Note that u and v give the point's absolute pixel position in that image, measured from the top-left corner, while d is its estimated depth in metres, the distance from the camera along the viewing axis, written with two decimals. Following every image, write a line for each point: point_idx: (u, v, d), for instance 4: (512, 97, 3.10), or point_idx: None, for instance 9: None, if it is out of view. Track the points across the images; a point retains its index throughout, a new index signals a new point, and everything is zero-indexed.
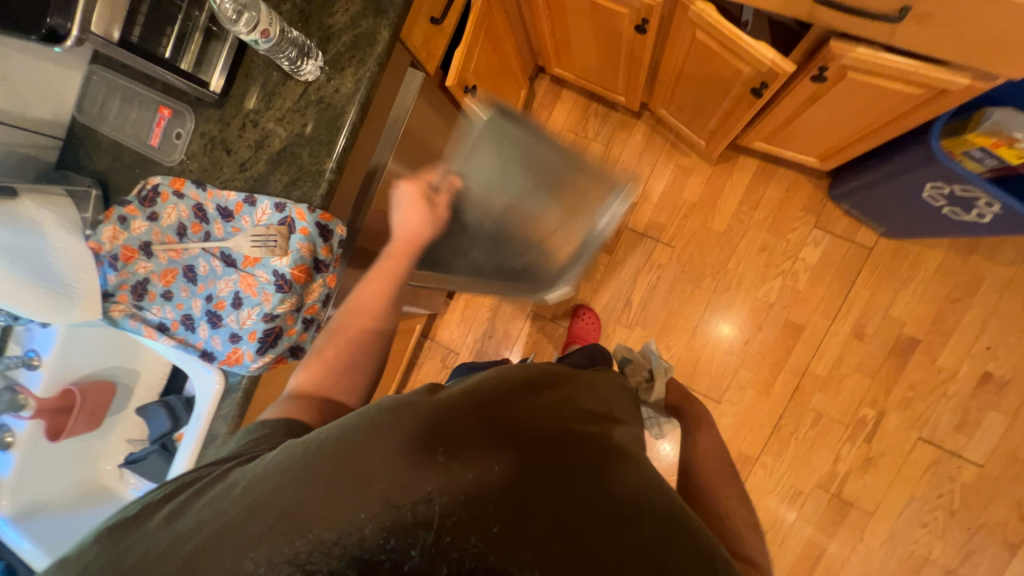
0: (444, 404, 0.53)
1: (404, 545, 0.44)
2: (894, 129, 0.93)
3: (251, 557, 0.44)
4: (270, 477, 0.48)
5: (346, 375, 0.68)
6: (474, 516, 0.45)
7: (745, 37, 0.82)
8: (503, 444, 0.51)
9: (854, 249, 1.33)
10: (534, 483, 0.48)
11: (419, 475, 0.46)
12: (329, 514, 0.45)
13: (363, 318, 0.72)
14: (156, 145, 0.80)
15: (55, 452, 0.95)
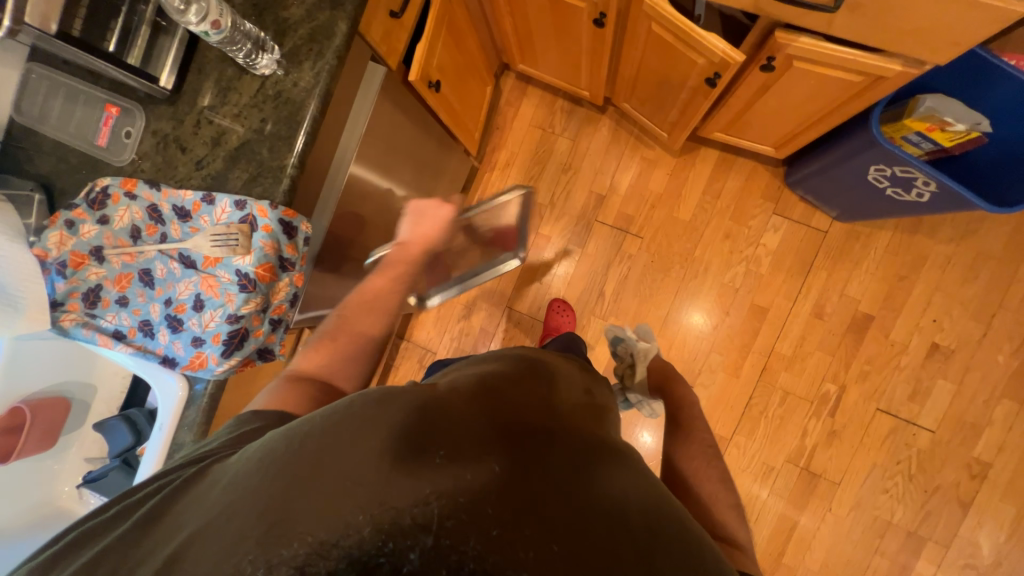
0: (437, 398, 0.52)
1: (403, 549, 0.41)
2: (839, 116, 0.98)
3: (250, 559, 0.42)
4: (267, 479, 0.47)
5: (346, 362, 0.71)
6: (473, 517, 0.43)
7: (697, 27, 0.85)
8: (498, 440, 0.49)
9: (811, 233, 1.40)
10: (531, 477, 0.47)
11: (414, 474, 0.45)
12: (326, 514, 0.43)
13: (370, 314, 0.74)
14: (104, 145, 0.77)
15: (6, 475, 0.89)
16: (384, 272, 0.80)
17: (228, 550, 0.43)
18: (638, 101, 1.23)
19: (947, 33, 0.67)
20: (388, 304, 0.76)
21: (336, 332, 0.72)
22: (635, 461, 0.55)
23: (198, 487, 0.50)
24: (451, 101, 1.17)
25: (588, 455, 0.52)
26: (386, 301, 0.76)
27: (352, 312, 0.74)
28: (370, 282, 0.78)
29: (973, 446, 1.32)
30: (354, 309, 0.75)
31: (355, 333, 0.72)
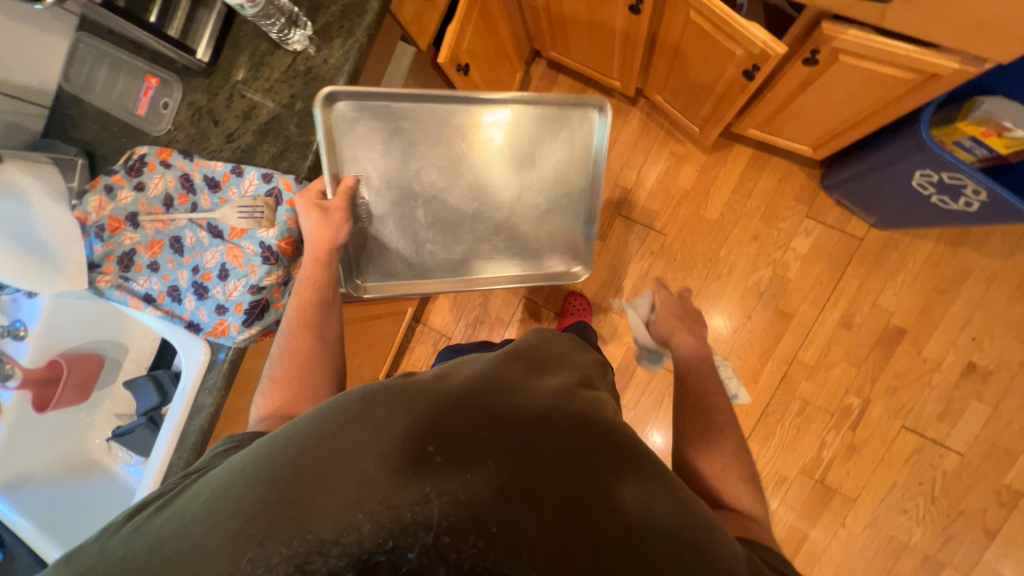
0: (421, 392, 0.51)
1: (403, 548, 0.42)
2: (885, 116, 0.93)
3: (249, 557, 0.43)
4: (259, 481, 0.46)
5: (302, 390, 0.68)
6: (473, 517, 0.43)
7: (738, 16, 0.81)
8: (495, 432, 0.48)
9: (845, 239, 1.34)
10: (533, 475, 0.46)
11: (413, 474, 0.45)
12: (325, 511, 0.44)
13: (310, 337, 0.71)
14: (142, 115, 0.79)
15: (42, 425, 0.95)
16: (310, 273, 0.74)
17: (225, 549, 0.44)
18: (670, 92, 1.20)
19: (1013, 29, 0.63)
20: (325, 318, 0.73)
21: (281, 374, 0.69)
22: (647, 453, 0.52)
23: (187, 494, 0.50)
24: (479, 86, 1.16)
25: (594, 448, 0.49)
26: (315, 315, 0.72)
27: (289, 345, 0.70)
28: (296, 299, 0.73)
29: (1005, 473, 1.25)
30: (290, 340, 0.71)
31: (298, 362, 0.69)
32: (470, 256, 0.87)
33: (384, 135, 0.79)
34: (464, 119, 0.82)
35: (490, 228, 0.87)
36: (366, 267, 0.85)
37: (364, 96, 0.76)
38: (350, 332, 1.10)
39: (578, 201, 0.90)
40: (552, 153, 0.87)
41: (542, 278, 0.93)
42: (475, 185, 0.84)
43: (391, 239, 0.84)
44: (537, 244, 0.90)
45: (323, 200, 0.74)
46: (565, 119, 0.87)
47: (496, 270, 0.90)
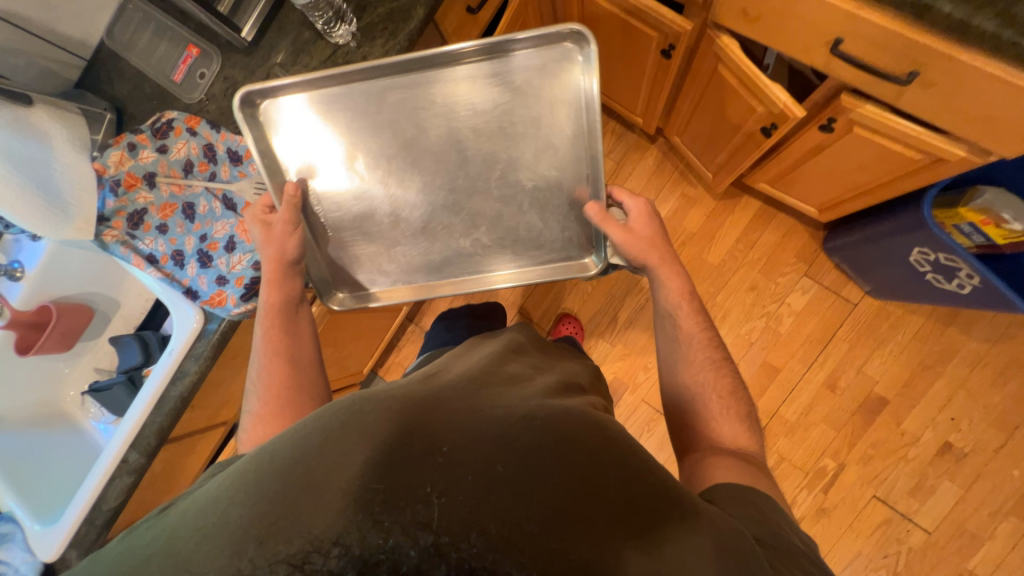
0: (368, 404, 0.49)
1: (405, 546, 0.40)
2: (892, 190, 0.96)
3: (249, 558, 0.40)
4: (257, 483, 0.45)
5: (284, 408, 0.67)
6: (472, 514, 0.42)
7: (764, 76, 0.85)
8: (486, 433, 0.48)
9: (840, 302, 1.36)
10: (534, 479, 0.45)
11: (412, 470, 0.44)
12: (323, 505, 0.42)
13: (281, 363, 0.70)
14: (178, 81, 0.81)
15: (19, 368, 0.94)
16: (269, 294, 0.72)
17: (224, 554, 0.41)
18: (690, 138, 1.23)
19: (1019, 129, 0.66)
20: (294, 340, 0.72)
21: (263, 408, 0.67)
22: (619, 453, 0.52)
23: (183, 508, 0.49)
24: None
25: (576, 446, 0.49)
26: (284, 341, 0.71)
27: (264, 375, 0.69)
28: (262, 325, 0.72)
29: (968, 558, 1.26)
30: (266, 370, 0.69)
31: (276, 392, 0.67)
32: (456, 249, 0.79)
33: (333, 128, 0.74)
34: (433, 85, 0.73)
35: (476, 214, 0.77)
36: (341, 280, 0.81)
37: (302, 91, 0.73)
38: (343, 322, 1.11)
39: (577, 170, 0.75)
40: (534, 114, 0.72)
41: (558, 271, 0.81)
42: (451, 167, 0.75)
43: (355, 242, 0.79)
44: (533, 231, 0.78)
45: (270, 214, 0.75)
46: (540, 66, 0.71)
47: (490, 264, 0.80)
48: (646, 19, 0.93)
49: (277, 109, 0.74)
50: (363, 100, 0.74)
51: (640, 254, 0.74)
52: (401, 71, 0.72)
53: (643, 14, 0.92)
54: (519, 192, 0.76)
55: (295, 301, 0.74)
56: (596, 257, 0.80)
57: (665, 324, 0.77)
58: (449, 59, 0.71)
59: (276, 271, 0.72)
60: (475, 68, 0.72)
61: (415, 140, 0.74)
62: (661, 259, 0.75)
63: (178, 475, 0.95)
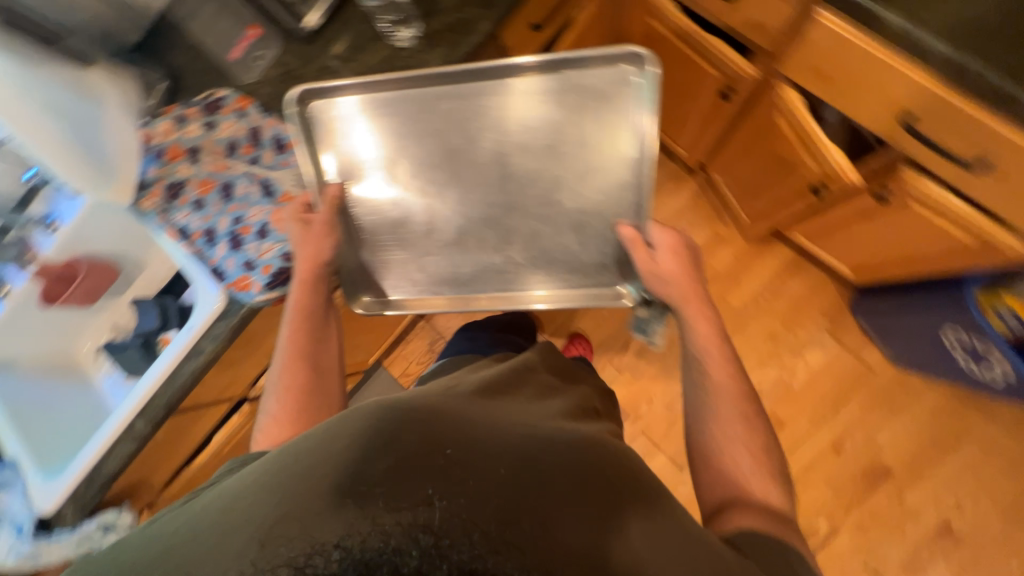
0: (391, 402, 0.48)
1: (406, 548, 0.37)
2: (933, 269, 0.94)
3: (249, 561, 0.38)
4: (259, 488, 0.45)
5: (304, 411, 0.68)
6: (476, 518, 0.39)
7: (823, 134, 0.84)
8: (504, 442, 0.49)
9: (858, 365, 1.33)
10: (537, 490, 0.44)
11: (415, 468, 0.42)
12: (319, 504, 0.40)
13: (304, 368, 0.71)
14: (235, 60, 0.81)
15: (38, 318, 0.95)
16: (299, 297, 0.72)
17: (225, 557, 0.39)
18: (731, 180, 1.20)
19: None
20: (318, 345, 0.73)
21: (280, 412, 0.68)
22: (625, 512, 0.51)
23: (194, 507, 0.48)
24: None
25: (587, 481, 0.48)
26: (309, 346, 0.72)
27: (284, 378, 0.70)
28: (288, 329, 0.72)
29: None
30: (286, 375, 0.70)
31: (294, 399, 0.69)
32: (488, 263, 0.77)
33: (378, 131, 0.75)
34: (494, 96, 0.72)
35: (512, 230, 0.75)
36: (365, 285, 0.80)
37: (358, 92, 0.73)
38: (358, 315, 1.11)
39: (622, 196, 0.73)
40: (588, 139, 0.71)
41: (589, 300, 0.78)
42: (495, 180, 0.74)
43: (388, 247, 0.78)
44: (569, 254, 0.76)
45: (308, 213, 0.74)
46: (602, 91, 0.70)
47: (518, 283, 0.77)
48: (710, 58, 0.91)
49: (328, 107, 0.74)
50: (416, 106, 0.74)
51: (664, 290, 0.71)
52: (461, 79, 0.72)
53: (708, 53, 0.90)
54: (559, 213, 0.74)
55: (323, 304, 0.74)
56: (632, 289, 0.77)
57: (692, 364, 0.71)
58: (513, 73, 0.71)
59: (309, 273, 0.73)
60: (560, 77, 0.71)
61: (461, 150, 0.74)
62: (687, 300, 0.71)
63: (178, 444, 0.96)
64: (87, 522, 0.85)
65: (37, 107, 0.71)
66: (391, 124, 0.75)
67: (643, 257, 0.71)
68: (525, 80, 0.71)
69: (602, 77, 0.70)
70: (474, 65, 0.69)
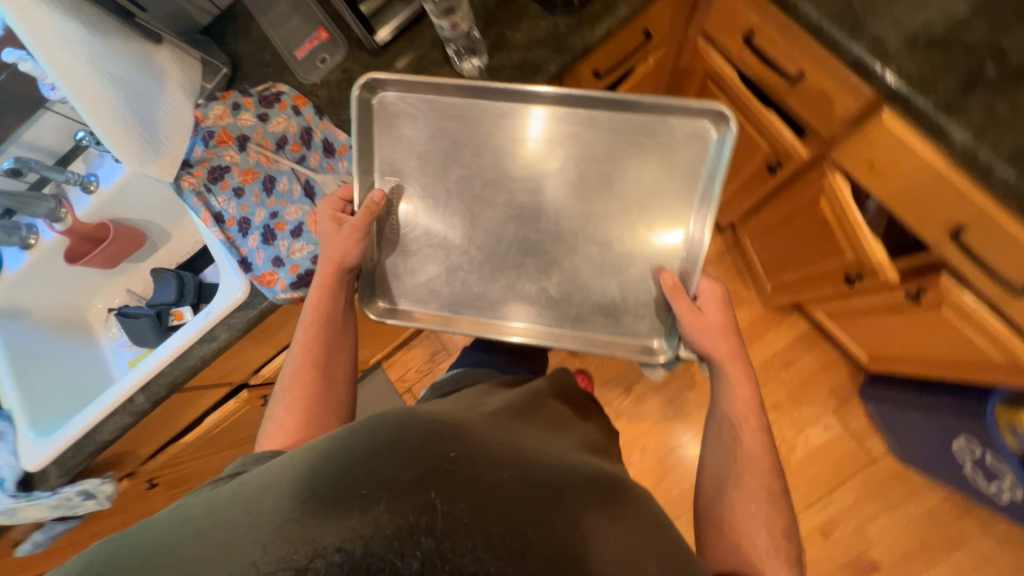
0: (400, 415, 0.49)
1: (409, 551, 0.39)
2: (955, 375, 0.92)
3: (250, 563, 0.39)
4: (258, 488, 0.45)
5: (315, 414, 0.70)
6: (477, 523, 0.41)
7: (867, 228, 0.83)
8: (506, 456, 0.50)
9: (859, 451, 1.31)
10: (537, 503, 0.46)
11: (420, 470, 0.43)
12: (320, 508, 0.41)
13: (316, 374, 0.72)
14: (299, 58, 0.82)
15: (59, 271, 0.96)
16: (314, 302, 0.73)
17: (225, 556, 0.40)
18: (761, 248, 1.20)
19: None
20: (334, 349, 0.74)
21: (286, 419, 0.70)
22: None
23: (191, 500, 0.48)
24: None
25: (596, 510, 0.50)
26: (323, 355, 0.73)
27: (295, 384, 0.71)
28: (302, 334, 0.73)
29: None
30: (295, 385, 0.71)
31: (303, 407, 0.70)
32: (504, 291, 0.74)
33: (433, 136, 0.74)
34: (562, 125, 0.73)
35: (553, 264, 0.73)
36: (384, 290, 0.76)
37: (427, 93, 0.74)
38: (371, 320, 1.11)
39: (673, 248, 0.72)
40: (648, 181, 0.72)
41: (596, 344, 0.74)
42: (521, 207, 0.73)
43: (416, 257, 0.75)
44: (607, 300, 0.73)
45: (344, 212, 0.75)
46: (672, 141, 0.71)
47: (548, 319, 0.74)
48: (763, 130, 0.91)
49: (394, 101, 0.75)
50: (481, 120, 0.74)
51: (709, 351, 0.70)
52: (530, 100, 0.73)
53: (761, 124, 0.90)
54: (605, 256, 0.72)
55: (341, 309, 0.75)
56: (666, 343, 0.73)
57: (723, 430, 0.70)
58: (590, 104, 0.72)
59: (330, 277, 0.73)
60: (636, 120, 0.72)
61: (515, 167, 0.73)
62: (724, 363, 0.70)
63: (171, 420, 0.96)
64: (67, 486, 0.84)
65: (102, 76, 0.70)
66: (450, 131, 0.74)
67: (691, 316, 0.68)
68: (596, 110, 0.72)
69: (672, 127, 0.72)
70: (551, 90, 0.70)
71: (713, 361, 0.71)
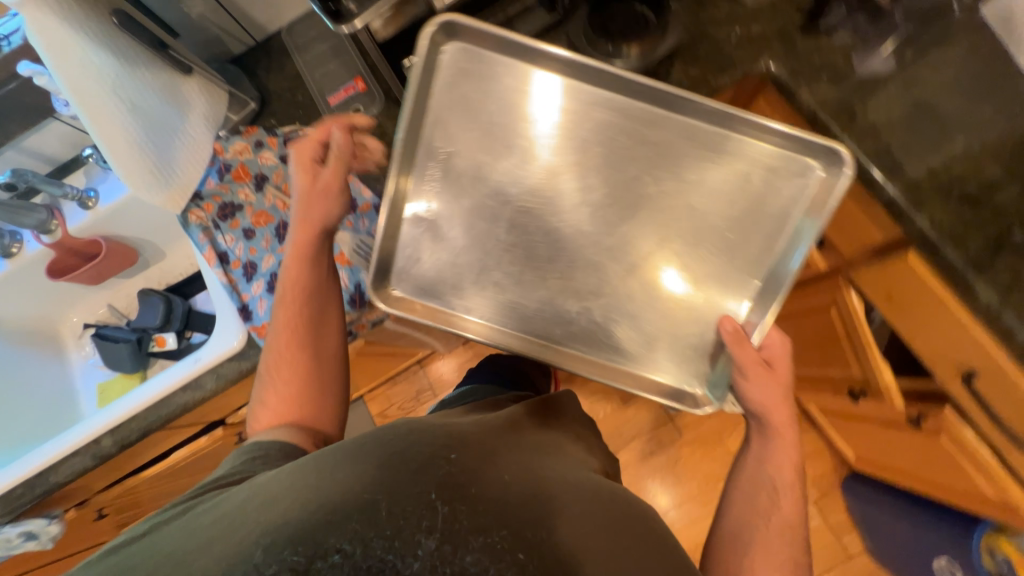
0: (392, 433, 0.51)
1: (409, 554, 0.40)
2: (945, 497, 0.92)
3: (256, 563, 0.40)
4: (263, 493, 0.47)
5: (309, 395, 0.65)
6: (477, 523, 0.42)
7: (877, 351, 0.83)
8: (513, 466, 0.51)
9: (834, 546, 1.24)
10: (538, 507, 0.46)
11: (424, 473, 0.46)
12: (322, 514, 0.42)
13: (305, 351, 0.65)
14: (331, 104, 0.80)
15: (39, 285, 0.90)
16: (291, 274, 0.66)
17: (229, 556, 0.42)
18: None
19: None
20: (319, 321, 0.67)
21: (275, 399, 0.64)
22: None
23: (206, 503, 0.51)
24: None
25: (612, 522, 0.49)
26: (310, 331, 0.66)
27: (282, 363, 0.65)
28: (277, 309, 0.66)
29: None
30: (281, 364, 0.65)
31: (295, 383, 0.64)
32: (528, 303, 0.69)
33: (495, 108, 0.66)
34: (630, 129, 0.66)
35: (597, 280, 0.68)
36: (419, 274, 0.69)
37: (502, 58, 0.65)
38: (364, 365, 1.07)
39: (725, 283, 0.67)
40: (727, 210, 0.66)
41: (589, 369, 0.69)
42: (550, 267, 0.68)
43: (455, 241, 0.68)
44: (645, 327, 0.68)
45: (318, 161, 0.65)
46: (744, 164, 0.65)
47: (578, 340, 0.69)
48: None
49: (460, 58, 0.64)
50: (541, 100, 0.66)
51: (764, 412, 0.63)
52: (611, 85, 0.64)
53: None
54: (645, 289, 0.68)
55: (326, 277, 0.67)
56: (711, 389, 0.68)
57: (756, 490, 0.61)
58: (662, 109, 0.65)
59: (304, 244, 0.65)
60: (709, 135, 0.65)
61: (579, 158, 0.66)
62: (777, 433, 0.63)
63: (139, 455, 0.89)
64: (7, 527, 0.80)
65: (124, 107, 0.66)
66: (516, 109, 0.66)
67: (754, 373, 0.63)
68: (672, 108, 0.64)
69: (751, 150, 0.65)
70: (625, 73, 0.61)
71: (764, 426, 0.64)
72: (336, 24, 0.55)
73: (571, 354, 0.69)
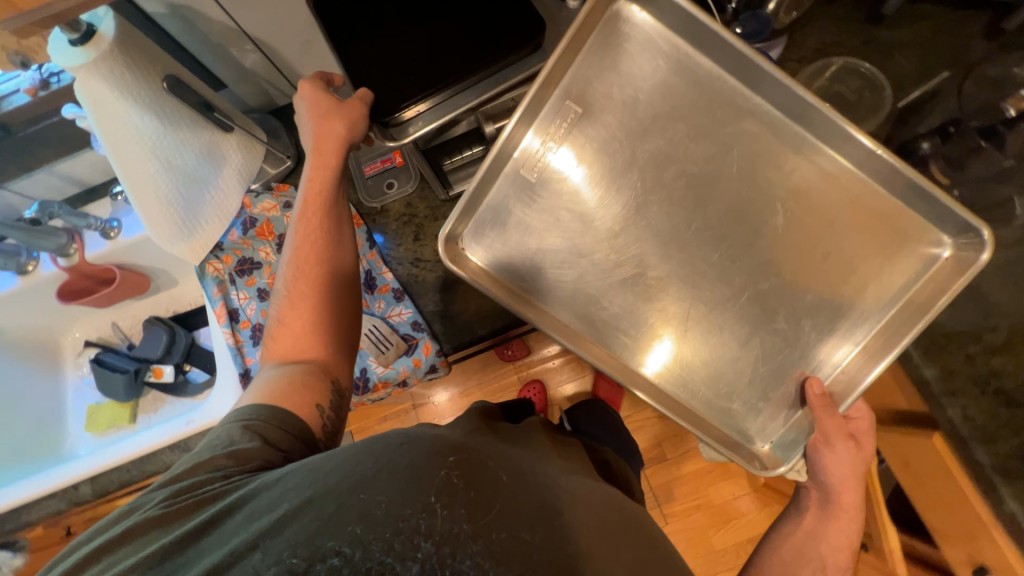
0: (389, 433, 0.41)
1: (406, 556, 0.33)
2: None
3: (254, 566, 0.35)
4: (249, 502, 0.42)
5: (321, 331, 0.62)
6: (482, 522, 0.35)
7: (887, 517, 0.82)
8: (518, 473, 0.42)
9: None
10: (547, 505, 0.40)
11: (419, 476, 0.36)
12: (317, 522, 0.36)
13: (319, 275, 0.63)
14: (366, 174, 0.78)
15: (47, 302, 0.89)
16: (310, 190, 0.63)
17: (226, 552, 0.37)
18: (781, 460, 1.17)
19: None
20: (335, 248, 0.64)
21: (291, 318, 0.62)
22: None
23: (201, 495, 0.45)
24: None
25: (637, 539, 0.44)
26: (325, 249, 0.63)
27: (298, 290, 0.62)
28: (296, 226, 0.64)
29: None
30: (300, 280, 0.63)
31: (308, 308, 0.62)
32: (608, 310, 0.61)
33: (632, 93, 0.61)
34: (693, 229, 0.61)
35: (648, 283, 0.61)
36: (479, 219, 0.62)
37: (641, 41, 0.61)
38: None
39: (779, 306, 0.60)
40: (799, 273, 0.60)
41: (550, 328, 0.59)
42: (569, 323, 0.61)
43: (517, 203, 0.62)
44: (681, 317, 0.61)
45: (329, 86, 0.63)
46: (830, 279, 0.60)
47: (594, 331, 0.61)
48: None
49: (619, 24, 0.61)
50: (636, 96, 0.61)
51: (841, 489, 0.59)
52: (773, 99, 0.59)
53: None
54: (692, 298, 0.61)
55: (341, 208, 0.65)
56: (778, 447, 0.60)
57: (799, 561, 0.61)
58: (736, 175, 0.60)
59: (323, 163, 0.62)
60: (776, 206, 0.60)
61: (652, 147, 0.61)
62: (839, 510, 0.60)
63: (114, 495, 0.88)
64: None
65: (160, 164, 0.66)
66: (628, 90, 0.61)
67: (838, 447, 0.56)
68: (813, 153, 0.60)
69: (861, 246, 0.59)
70: (784, 79, 0.55)
71: (827, 501, 0.61)
72: (380, 135, 0.59)
73: (584, 340, 0.60)
